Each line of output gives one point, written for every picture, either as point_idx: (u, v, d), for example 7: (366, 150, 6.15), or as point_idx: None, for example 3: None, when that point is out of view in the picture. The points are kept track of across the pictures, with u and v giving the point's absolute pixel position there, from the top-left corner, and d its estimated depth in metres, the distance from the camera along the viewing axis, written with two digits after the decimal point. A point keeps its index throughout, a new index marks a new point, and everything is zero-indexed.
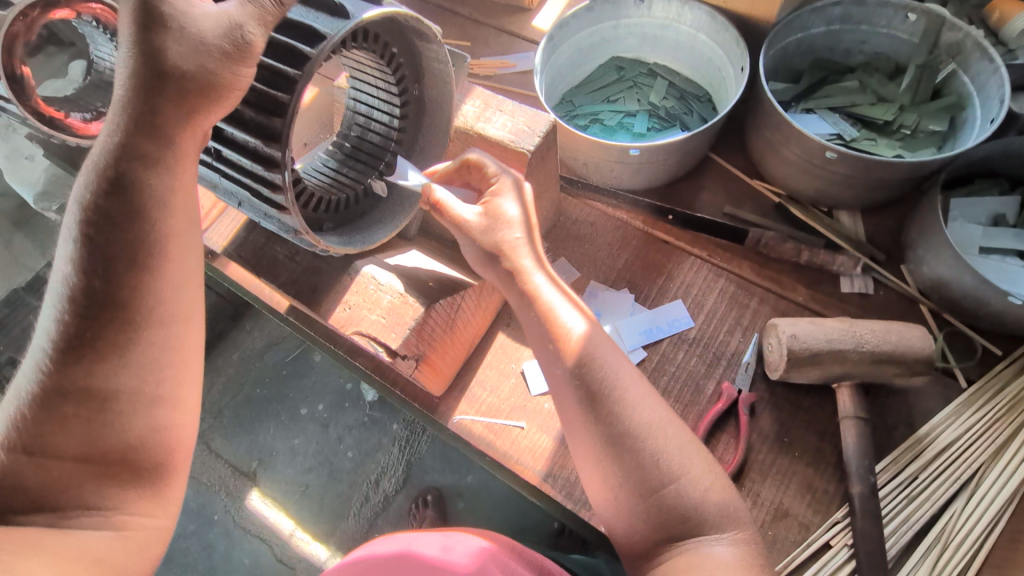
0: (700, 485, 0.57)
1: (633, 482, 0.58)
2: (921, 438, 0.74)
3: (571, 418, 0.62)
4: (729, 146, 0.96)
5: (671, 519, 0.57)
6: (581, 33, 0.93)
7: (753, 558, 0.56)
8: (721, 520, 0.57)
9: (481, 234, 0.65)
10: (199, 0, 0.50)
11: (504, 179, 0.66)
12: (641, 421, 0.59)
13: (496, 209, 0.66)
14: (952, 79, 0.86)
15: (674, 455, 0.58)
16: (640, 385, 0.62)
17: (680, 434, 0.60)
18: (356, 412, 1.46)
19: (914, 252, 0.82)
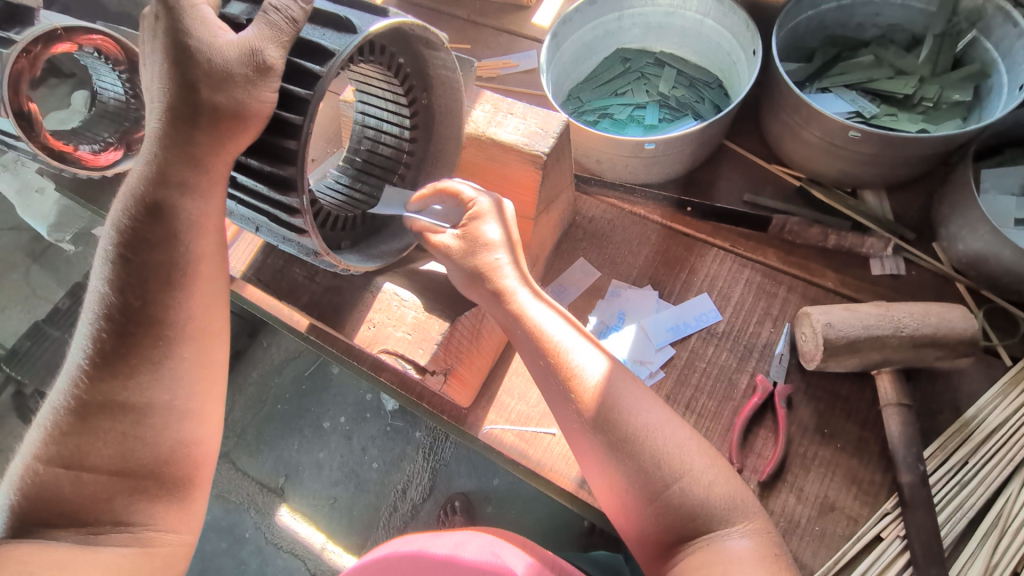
0: (704, 484, 0.56)
1: (639, 487, 0.57)
2: (968, 422, 0.72)
3: (570, 428, 0.61)
4: (745, 132, 0.94)
5: (680, 517, 0.56)
6: (585, 27, 0.91)
7: (768, 547, 0.55)
8: (730, 513, 0.55)
9: (463, 257, 0.65)
10: (223, 31, 0.51)
11: (483, 202, 0.65)
12: (638, 423, 0.58)
13: (475, 233, 0.65)
14: (974, 46, 0.83)
15: (676, 453, 0.57)
16: (632, 385, 0.60)
17: (680, 430, 0.59)
18: (378, 423, 1.46)
19: (947, 229, 0.80)
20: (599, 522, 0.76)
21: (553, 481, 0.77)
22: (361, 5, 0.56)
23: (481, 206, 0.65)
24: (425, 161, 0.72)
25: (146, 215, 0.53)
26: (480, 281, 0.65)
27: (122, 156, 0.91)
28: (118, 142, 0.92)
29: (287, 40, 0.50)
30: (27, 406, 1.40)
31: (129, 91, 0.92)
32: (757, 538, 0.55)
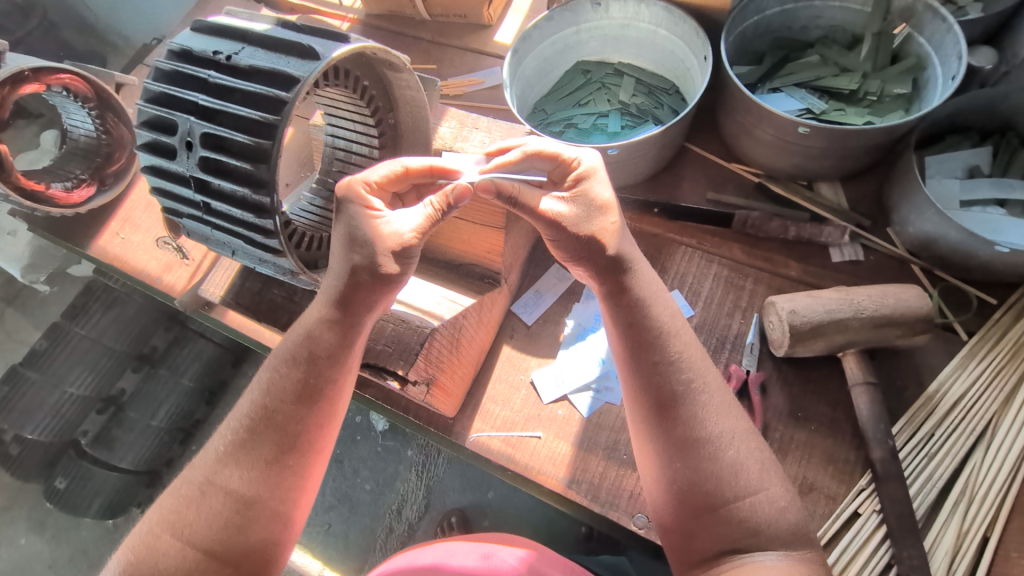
0: (776, 503, 0.56)
1: (698, 488, 0.57)
2: (931, 396, 0.75)
3: (642, 418, 0.61)
4: (704, 134, 0.98)
5: (738, 533, 0.55)
6: (544, 42, 0.95)
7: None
8: (789, 537, 0.55)
9: (577, 226, 0.60)
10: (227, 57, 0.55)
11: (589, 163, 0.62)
12: (717, 428, 0.58)
13: (587, 193, 0.61)
14: (908, 42, 0.88)
15: (749, 472, 0.57)
16: (720, 394, 0.61)
17: (755, 448, 0.59)
18: (369, 444, 1.46)
19: (898, 214, 0.84)
20: (590, 521, 0.78)
21: (542, 484, 0.78)
22: (323, 33, 0.59)
23: (587, 169, 0.61)
24: None
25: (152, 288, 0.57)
26: (593, 244, 0.61)
27: (95, 191, 0.97)
28: (90, 178, 0.97)
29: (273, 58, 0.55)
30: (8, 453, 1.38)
31: (99, 127, 0.97)
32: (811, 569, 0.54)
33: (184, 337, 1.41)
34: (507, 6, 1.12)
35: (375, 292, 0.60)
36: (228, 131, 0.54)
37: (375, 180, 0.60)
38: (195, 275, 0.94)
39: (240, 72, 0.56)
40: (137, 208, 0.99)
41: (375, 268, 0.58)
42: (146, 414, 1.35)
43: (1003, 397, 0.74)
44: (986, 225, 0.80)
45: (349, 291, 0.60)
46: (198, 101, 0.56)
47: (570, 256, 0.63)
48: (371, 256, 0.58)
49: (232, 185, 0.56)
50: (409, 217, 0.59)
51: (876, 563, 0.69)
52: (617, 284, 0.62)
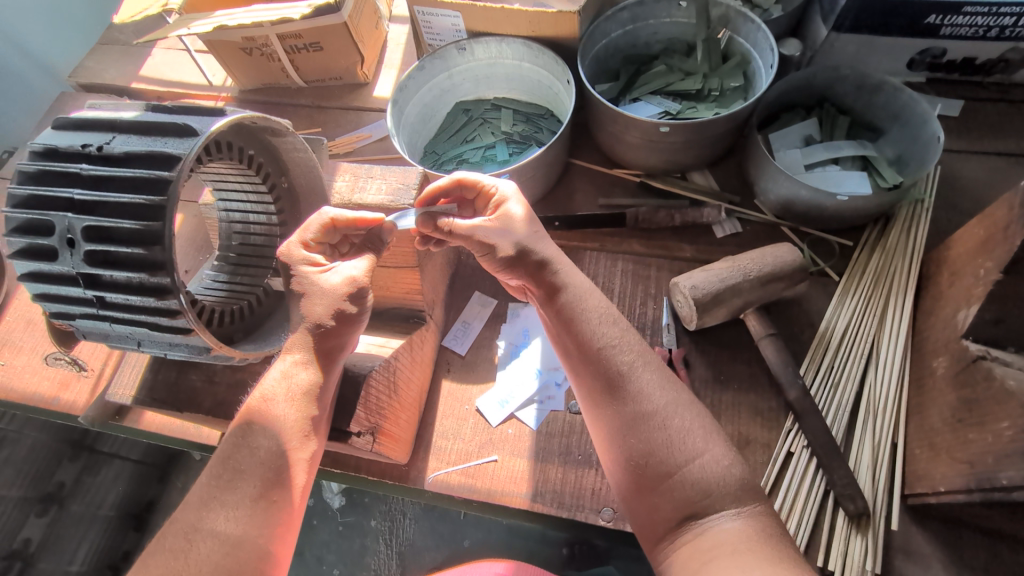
0: (721, 462, 0.59)
1: (653, 461, 0.60)
2: (823, 334, 0.86)
3: (593, 403, 0.65)
4: (583, 148, 1.07)
5: (693, 496, 0.58)
6: (420, 90, 1.00)
7: (773, 529, 0.56)
8: (738, 493, 0.58)
9: (495, 238, 0.69)
10: (103, 148, 0.55)
11: (501, 189, 0.72)
12: (661, 400, 0.62)
13: (506, 213, 0.71)
14: (732, 43, 1.02)
15: (695, 435, 0.60)
16: (659, 370, 0.65)
17: (697, 413, 0.63)
18: (328, 525, 1.40)
19: (760, 186, 0.96)
20: (563, 528, 0.79)
21: (508, 505, 0.79)
22: (198, 111, 0.59)
23: (504, 197, 0.72)
24: None
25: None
26: (521, 255, 0.69)
27: None
28: None
29: (154, 143, 0.55)
30: None
31: None
32: (761, 520, 0.57)
33: (96, 464, 1.28)
34: (380, 63, 1.17)
35: (342, 333, 0.64)
36: (113, 220, 0.53)
37: (310, 236, 0.65)
38: (98, 387, 0.87)
39: (115, 161, 0.55)
40: (15, 329, 0.92)
41: (340, 311, 0.63)
42: (62, 561, 1.20)
43: (879, 320, 0.85)
44: (828, 181, 0.94)
45: (323, 342, 0.63)
46: (74, 197, 0.54)
47: (501, 267, 0.72)
48: (332, 302, 0.63)
49: (125, 273, 0.54)
50: (353, 262, 0.65)
51: (816, 492, 0.77)
52: (548, 287, 0.70)
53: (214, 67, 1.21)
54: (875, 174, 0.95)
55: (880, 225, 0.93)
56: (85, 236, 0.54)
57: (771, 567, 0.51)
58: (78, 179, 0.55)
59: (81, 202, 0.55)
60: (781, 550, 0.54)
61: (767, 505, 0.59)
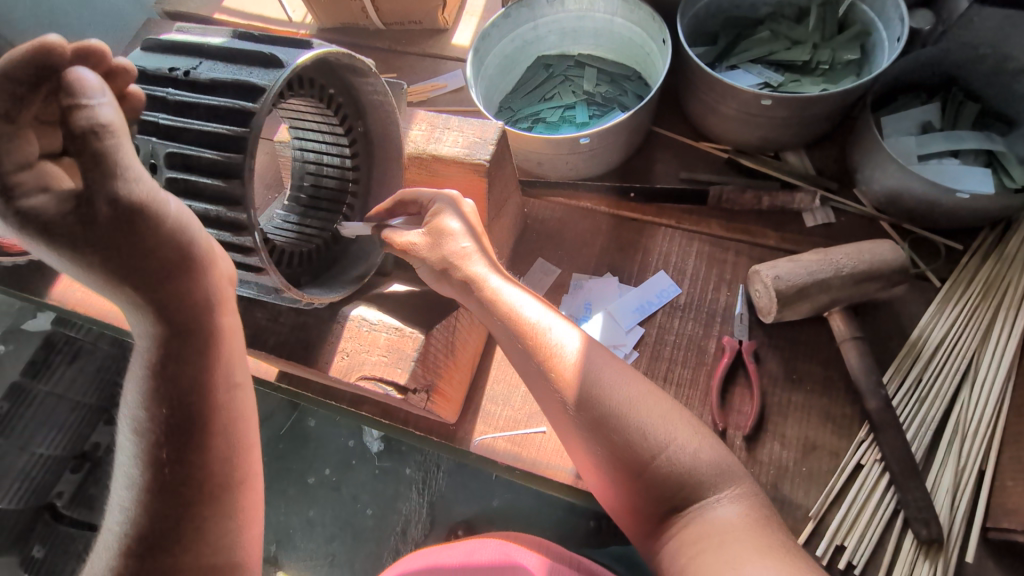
0: (690, 449, 0.56)
1: (623, 462, 0.56)
2: (914, 343, 0.78)
3: (549, 408, 0.60)
4: (669, 117, 1.00)
5: (668, 490, 0.55)
6: (503, 41, 0.95)
7: (760, 511, 0.54)
8: (718, 478, 0.55)
9: (429, 251, 0.65)
10: (191, 75, 0.54)
11: (441, 200, 0.66)
12: (616, 400, 0.57)
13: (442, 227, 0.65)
14: (852, 10, 0.92)
15: (658, 423, 0.56)
16: (608, 365, 0.60)
17: (659, 402, 0.58)
18: (366, 467, 1.44)
19: (863, 173, 0.87)
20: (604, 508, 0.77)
21: (551, 477, 0.78)
22: (284, 41, 0.57)
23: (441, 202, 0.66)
24: (372, 188, 0.72)
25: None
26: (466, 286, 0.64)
27: None
28: None
29: (239, 73, 0.53)
30: None
31: None
32: (748, 504, 0.55)
33: None
34: (461, 9, 1.12)
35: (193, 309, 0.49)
36: (195, 149, 0.52)
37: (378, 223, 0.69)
38: None
39: (201, 87, 0.54)
40: None
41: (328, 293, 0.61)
42: None
43: (981, 335, 0.77)
44: (944, 174, 0.84)
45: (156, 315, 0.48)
46: (159, 122, 0.54)
47: (433, 280, 0.67)
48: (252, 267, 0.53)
49: (204, 204, 0.54)
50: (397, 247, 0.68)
51: (883, 510, 0.71)
52: (471, 291, 0.64)
53: (295, 4, 1.20)
54: (1001, 172, 0.84)
55: (998, 231, 0.83)
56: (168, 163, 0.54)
57: (765, 560, 0.49)
58: (163, 106, 0.54)
59: (167, 128, 0.54)
60: (771, 531, 0.52)
61: (750, 483, 0.57)
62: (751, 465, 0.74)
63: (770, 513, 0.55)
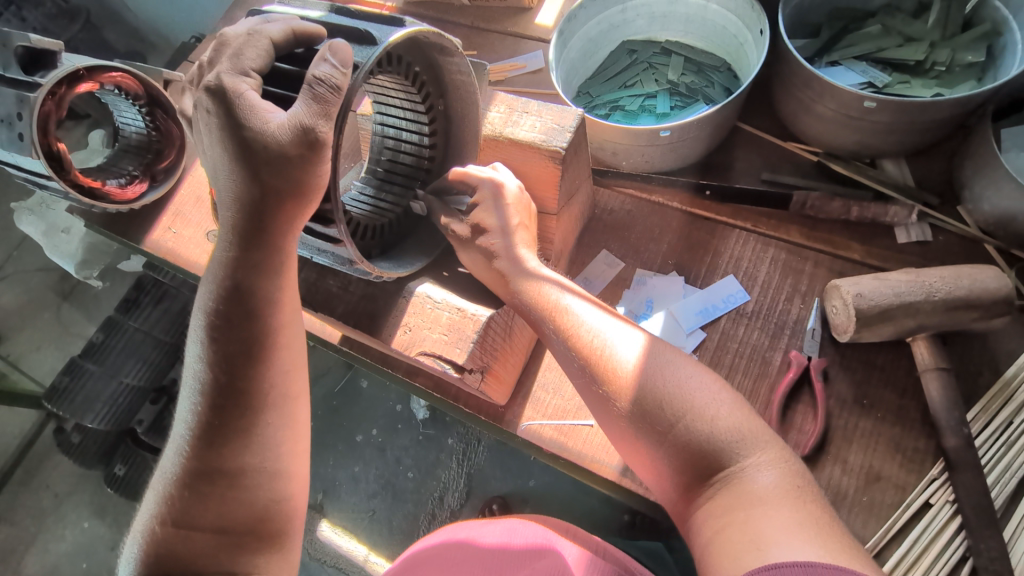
0: (705, 416, 0.55)
1: (644, 434, 0.57)
2: (1009, 382, 0.72)
3: (581, 382, 0.63)
4: (756, 112, 0.94)
5: (690, 459, 0.54)
6: (589, 22, 0.92)
7: (793, 479, 0.52)
8: (739, 447, 0.53)
9: (471, 243, 0.69)
10: (292, 49, 0.56)
11: (484, 188, 0.68)
12: (634, 370, 0.58)
13: (483, 221, 0.69)
14: (983, 6, 0.83)
15: (674, 390, 0.56)
16: (630, 337, 0.61)
17: (680, 370, 0.58)
18: (410, 432, 1.50)
19: (971, 191, 0.80)
20: (643, 509, 0.77)
21: (595, 472, 0.78)
22: (378, 18, 0.58)
23: (484, 197, 0.69)
24: (447, 167, 0.73)
25: (226, 293, 0.56)
26: (507, 277, 0.68)
27: (147, 187, 1.01)
28: (142, 174, 1.01)
29: None
30: (71, 443, 1.59)
31: (149, 124, 1.00)
32: (780, 472, 0.52)
33: None
34: None
35: (257, 261, 0.57)
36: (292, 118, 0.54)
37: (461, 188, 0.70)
38: None
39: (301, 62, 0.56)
40: (187, 203, 1.03)
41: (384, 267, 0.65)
42: None
43: None
44: None
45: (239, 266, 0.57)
46: (269, 91, 0.57)
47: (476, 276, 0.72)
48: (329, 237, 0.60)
49: None
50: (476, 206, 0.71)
51: (949, 555, 0.67)
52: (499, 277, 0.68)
53: None
54: None
55: None
56: None
57: (786, 531, 0.46)
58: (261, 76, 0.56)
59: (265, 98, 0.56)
60: (802, 504, 0.49)
61: (788, 458, 0.54)
62: None
63: (808, 484, 0.53)
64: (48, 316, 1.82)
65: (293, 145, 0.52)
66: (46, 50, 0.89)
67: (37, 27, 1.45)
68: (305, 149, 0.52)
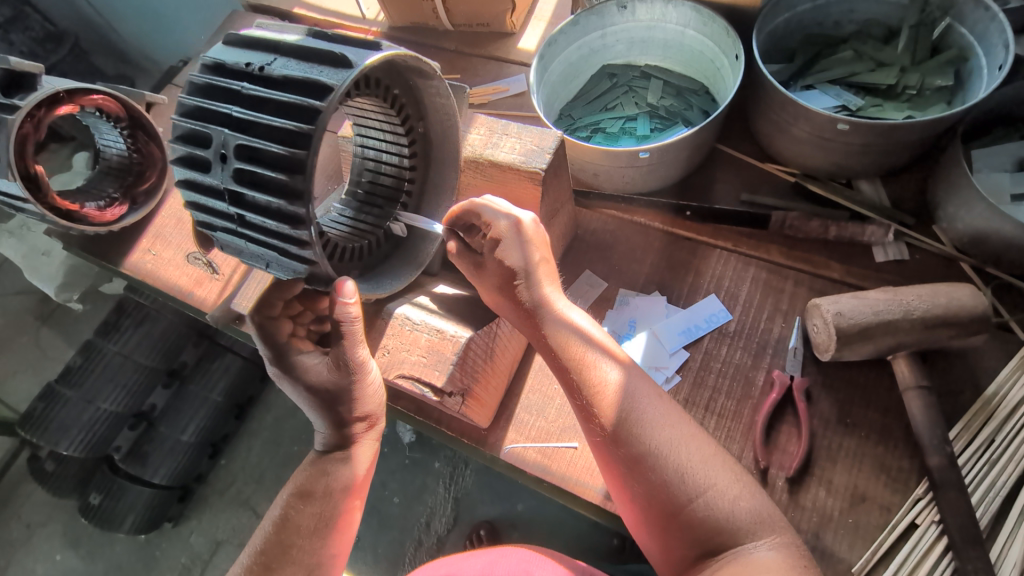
0: (727, 495, 0.56)
1: (657, 499, 0.57)
2: (989, 400, 0.72)
3: (591, 440, 0.62)
4: (735, 134, 0.96)
5: (701, 532, 0.55)
6: (570, 47, 0.94)
7: (793, 556, 0.54)
8: (754, 525, 0.54)
9: (498, 281, 0.67)
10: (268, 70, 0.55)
11: (502, 225, 0.65)
12: (659, 439, 0.58)
13: (507, 259, 0.65)
14: (949, 33, 0.85)
15: (699, 467, 0.57)
16: (661, 404, 0.61)
17: (704, 447, 0.58)
18: (397, 456, 1.47)
19: (945, 211, 0.81)
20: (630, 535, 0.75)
21: (579, 496, 0.76)
22: (355, 41, 0.57)
23: (505, 233, 0.65)
24: (427, 188, 0.73)
25: None
26: (530, 319, 0.65)
27: (128, 210, 0.99)
28: (122, 197, 1.00)
29: (312, 72, 0.51)
30: (45, 471, 1.54)
31: (130, 146, 1.00)
32: (785, 550, 0.54)
33: (213, 352, 1.52)
34: (530, 13, 1.12)
35: None
36: (262, 142, 0.50)
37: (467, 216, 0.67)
38: (226, 290, 0.96)
39: (273, 84, 0.52)
40: (168, 225, 1.02)
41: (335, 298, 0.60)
42: (177, 430, 1.48)
43: None
44: None
45: None
46: (232, 113, 0.53)
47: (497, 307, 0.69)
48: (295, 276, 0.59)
49: (266, 196, 0.52)
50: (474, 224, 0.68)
51: None
52: (524, 318, 0.66)
53: None
54: None
55: None
56: (233, 150, 0.52)
57: None
58: (230, 95, 0.54)
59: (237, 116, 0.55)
60: None
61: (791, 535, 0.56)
62: (792, 509, 0.70)
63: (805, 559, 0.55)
64: (25, 340, 1.78)
65: (270, 165, 0.51)
66: (26, 72, 0.88)
67: (20, 49, 1.42)
68: (278, 169, 0.51)
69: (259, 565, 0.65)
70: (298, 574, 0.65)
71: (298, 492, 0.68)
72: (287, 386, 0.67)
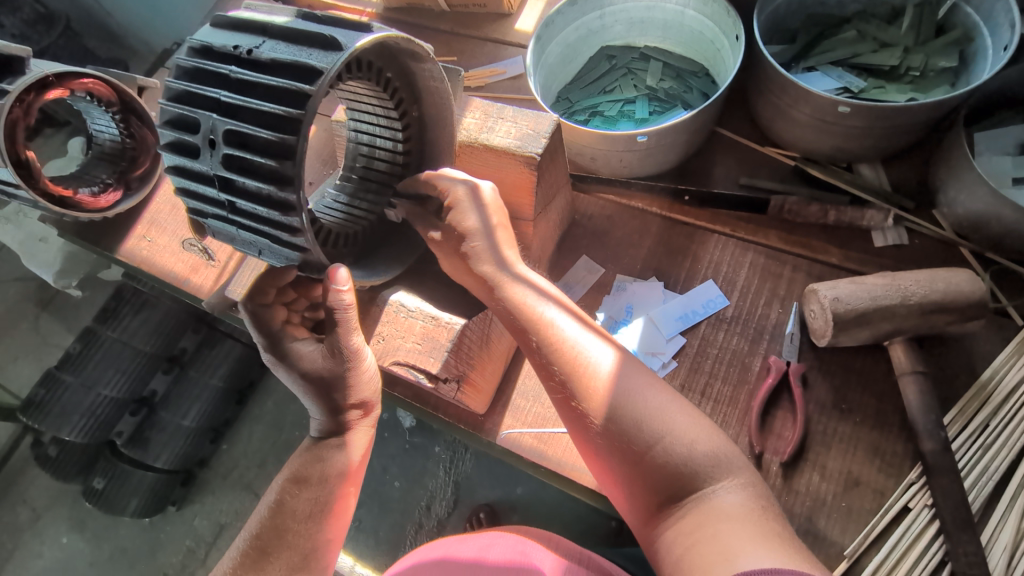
0: (685, 439, 0.55)
1: (621, 451, 0.57)
2: (985, 385, 0.72)
3: (555, 398, 0.62)
4: (735, 117, 0.95)
5: (665, 480, 0.55)
6: (567, 28, 0.92)
7: (756, 498, 0.53)
8: (713, 468, 0.54)
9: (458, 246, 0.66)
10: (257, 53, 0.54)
11: (458, 192, 0.64)
12: (613, 389, 0.58)
13: (462, 224, 0.65)
14: (955, 12, 0.83)
15: (655, 413, 0.57)
16: (616, 355, 0.61)
17: (661, 394, 0.58)
18: (397, 440, 1.48)
19: (945, 195, 0.81)
20: None
21: (575, 481, 0.76)
22: (345, 23, 0.55)
23: (461, 198, 0.65)
24: (422, 173, 0.72)
25: None
26: (487, 282, 0.65)
27: (122, 196, 0.98)
28: (116, 183, 0.99)
29: (301, 55, 0.50)
30: (48, 457, 1.55)
31: (123, 131, 0.98)
32: (747, 492, 0.54)
33: (213, 338, 1.52)
34: None
35: None
36: (251, 127, 0.50)
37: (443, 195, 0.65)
38: (221, 277, 0.96)
39: (261, 67, 0.51)
40: (162, 211, 1.01)
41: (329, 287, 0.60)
42: (177, 415, 1.48)
43: None
44: None
45: None
46: (220, 98, 0.52)
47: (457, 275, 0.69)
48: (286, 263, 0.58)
49: (256, 182, 0.52)
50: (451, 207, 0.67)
51: (927, 561, 0.66)
52: (481, 278, 0.65)
53: None
54: None
55: None
56: (222, 134, 0.52)
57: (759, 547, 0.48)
58: (218, 79, 0.53)
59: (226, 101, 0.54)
60: (772, 526, 0.51)
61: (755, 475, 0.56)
62: (786, 493, 0.71)
63: (770, 500, 0.54)
64: (25, 326, 1.78)
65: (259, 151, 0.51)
66: (14, 56, 0.86)
67: None
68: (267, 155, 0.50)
69: (257, 550, 0.65)
70: (296, 559, 0.65)
71: (295, 478, 0.68)
72: (283, 373, 0.67)
